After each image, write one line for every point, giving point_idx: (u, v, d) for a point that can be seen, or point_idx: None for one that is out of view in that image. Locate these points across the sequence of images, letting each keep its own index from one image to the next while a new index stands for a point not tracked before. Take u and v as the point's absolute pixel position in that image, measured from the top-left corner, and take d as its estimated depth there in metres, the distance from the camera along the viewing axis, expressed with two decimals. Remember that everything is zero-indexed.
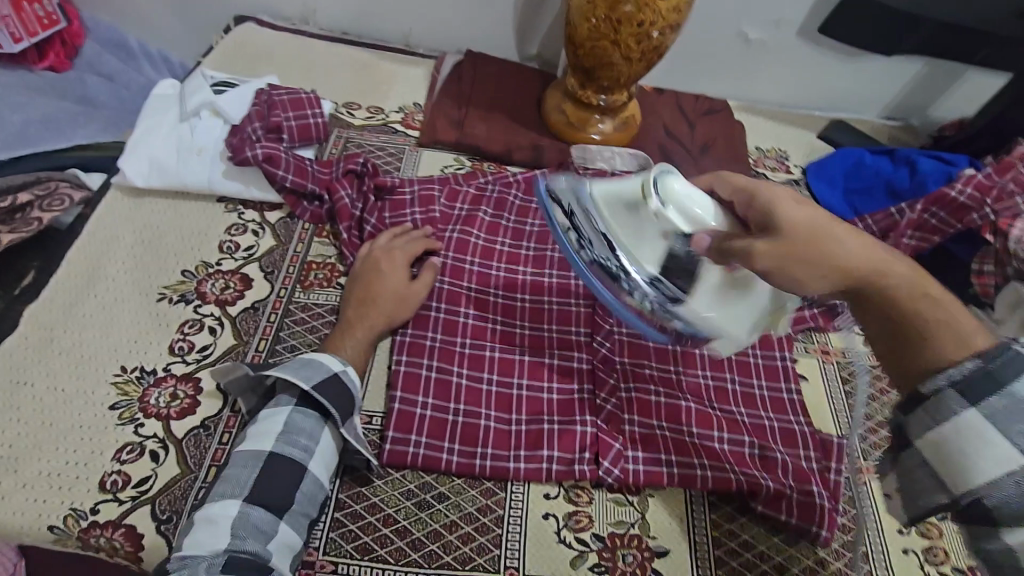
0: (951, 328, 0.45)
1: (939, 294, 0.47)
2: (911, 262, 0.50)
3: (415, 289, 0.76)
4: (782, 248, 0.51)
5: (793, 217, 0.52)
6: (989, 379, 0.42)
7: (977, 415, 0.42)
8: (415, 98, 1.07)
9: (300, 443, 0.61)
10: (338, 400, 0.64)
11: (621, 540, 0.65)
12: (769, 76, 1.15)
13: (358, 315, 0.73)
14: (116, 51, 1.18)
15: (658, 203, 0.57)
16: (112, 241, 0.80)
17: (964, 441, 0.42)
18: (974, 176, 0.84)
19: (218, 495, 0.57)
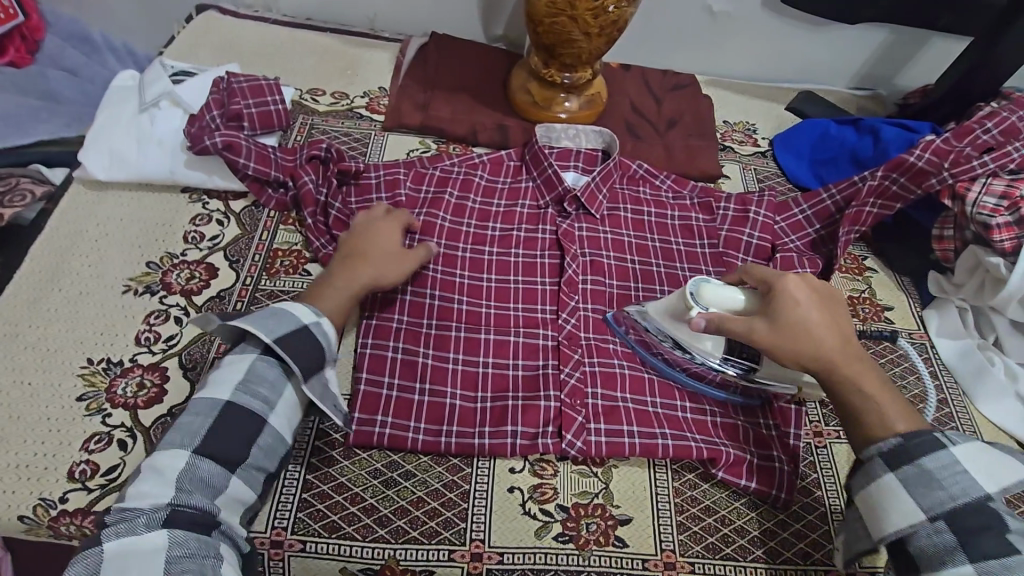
0: (888, 416, 0.58)
1: (881, 385, 0.60)
2: (865, 356, 0.62)
3: (406, 257, 0.74)
4: (784, 332, 0.61)
5: (804, 311, 0.62)
6: (904, 449, 0.55)
7: (892, 476, 0.55)
8: (381, 82, 1.07)
9: (261, 394, 0.61)
10: (304, 356, 0.63)
11: (585, 510, 0.67)
12: (736, 49, 1.15)
13: (343, 276, 0.71)
14: (79, 45, 1.16)
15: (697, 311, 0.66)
16: (75, 235, 0.80)
17: (879, 498, 0.56)
18: (932, 141, 0.84)
19: (172, 443, 0.58)
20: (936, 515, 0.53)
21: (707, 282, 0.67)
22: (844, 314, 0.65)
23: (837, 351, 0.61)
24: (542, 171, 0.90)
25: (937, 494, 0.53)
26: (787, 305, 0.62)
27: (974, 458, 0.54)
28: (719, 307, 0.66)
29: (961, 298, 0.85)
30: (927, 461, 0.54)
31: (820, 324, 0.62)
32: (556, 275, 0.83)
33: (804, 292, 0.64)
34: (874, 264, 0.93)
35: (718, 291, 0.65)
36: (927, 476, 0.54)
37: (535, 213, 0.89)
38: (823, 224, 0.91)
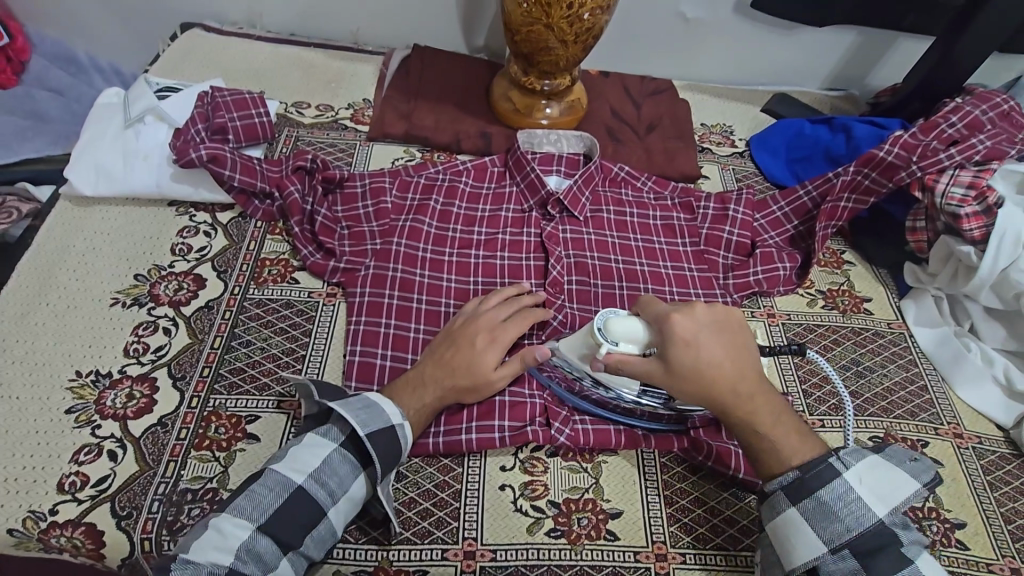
0: (787, 450, 0.59)
1: (777, 416, 0.60)
2: (765, 384, 0.61)
3: (496, 379, 0.69)
4: (681, 380, 0.59)
5: (698, 351, 0.59)
6: (801, 484, 0.58)
7: (794, 510, 0.57)
8: (365, 94, 1.09)
9: (328, 485, 0.60)
10: (380, 456, 0.62)
11: (576, 505, 0.68)
12: (710, 54, 1.19)
13: (431, 379, 0.68)
14: (64, 66, 1.18)
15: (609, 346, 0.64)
16: (63, 250, 0.81)
17: (785, 531, 0.58)
18: (899, 136, 0.87)
19: (235, 508, 0.57)
20: (838, 546, 0.56)
21: (613, 316, 0.65)
22: (743, 340, 0.62)
23: (736, 391, 0.59)
24: (524, 175, 0.91)
25: (834, 526, 0.56)
26: (679, 348, 0.60)
27: (867, 482, 0.57)
28: (626, 340, 0.63)
29: (936, 286, 0.88)
30: (823, 493, 0.57)
31: (716, 364, 0.59)
32: (542, 276, 0.84)
33: (696, 328, 0.61)
34: (852, 258, 0.96)
35: (624, 324, 0.63)
36: (825, 508, 0.56)
37: (520, 216, 0.90)
38: (801, 220, 0.93)
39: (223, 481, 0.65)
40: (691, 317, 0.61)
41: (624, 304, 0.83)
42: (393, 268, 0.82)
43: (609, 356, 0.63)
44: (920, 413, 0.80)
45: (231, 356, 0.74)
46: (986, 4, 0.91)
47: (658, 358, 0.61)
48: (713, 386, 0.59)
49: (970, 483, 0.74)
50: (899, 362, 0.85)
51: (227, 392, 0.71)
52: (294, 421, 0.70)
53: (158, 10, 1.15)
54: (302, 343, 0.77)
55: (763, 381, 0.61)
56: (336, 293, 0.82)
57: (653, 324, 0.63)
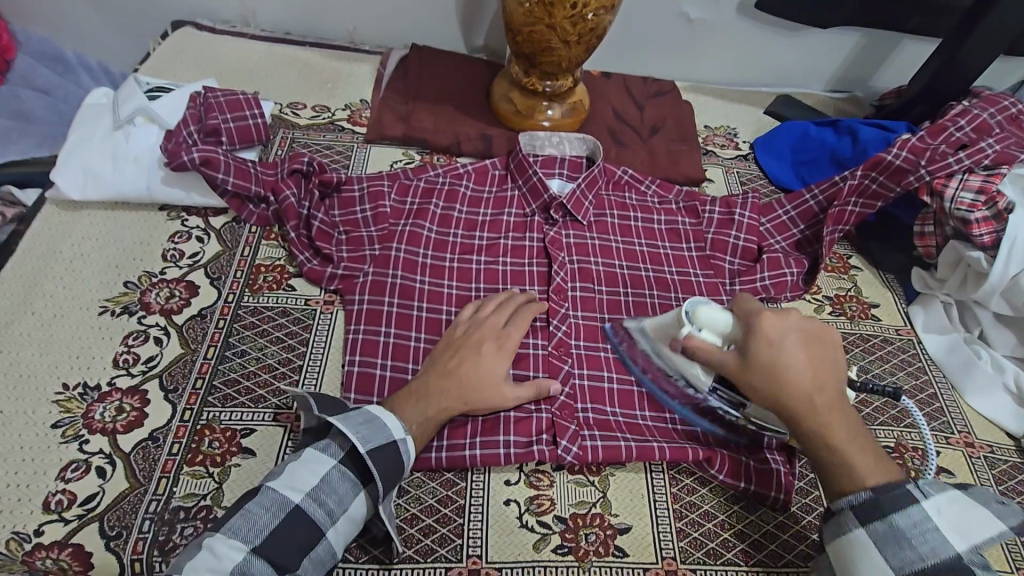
0: (860, 470, 0.58)
1: (852, 434, 0.59)
2: (843, 402, 0.61)
3: (506, 394, 0.67)
4: (758, 376, 0.61)
5: (781, 353, 0.61)
6: (874, 503, 0.55)
7: (864, 533, 0.55)
8: (362, 94, 1.06)
9: (326, 504, 0.58)
10: (384, 473, 0.60)
11: (583, 520, 0.66)
12: (713, 55, 1.17)
13: (435, 390, 0.66)
14: (52, 64, 1.14)
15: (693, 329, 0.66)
16: (49, 257, 0.78)
17: (852, 553, 0.55)
18: (908, 140, 0.86)
19: (230, 527, 0.55)
20: (909, 574, 0.53)
21: (702, 304, 0.67)
22: (829, 356, 0.63)
23: (810, 399, 0.60)
24: (526, 178, 0.89)
25: (905, 552, 0.53)
26: (762, 345, 0.62)
27: (947, 513, 0.54)
28: (710, 330, 0.65)
29: (945, 292, 0.86)
30: (897, 518, 0.54)
31: (796, 369, 0.61)
32: (544, 283, 0.82)
33: (785, 333, 0.63)
34: (859, 262, 0.95)
35: (713, 314, 0.65)
36: (898, 534, 0.54)
37: (522, 221, 0.88)
38: (808, 224, 0.92)
39: (217, 498, 0.62)
40: (782, 321, 0.63)
41: (629, 310, 0.81)
42: (393, 275, 0.79)
43: (689, 338, 0.66)
44: (930, 422, 0.79)
45: (224, 367, 0.72)
46: (994, 6, 0.90)
47: (738, 354, 0.63)
48: (788, 389, 0.60)
49: None
50: (909, 369, 0.83)
51: (221, 405, 0.69)
52: (291, 435, 0.68)
53: (147, 7, 1.12)
54: (298, 353, 0.74)
55: (842, 398, 0.61)
56: (334, 301, 0.80)
57: (740, 320, 0.65)
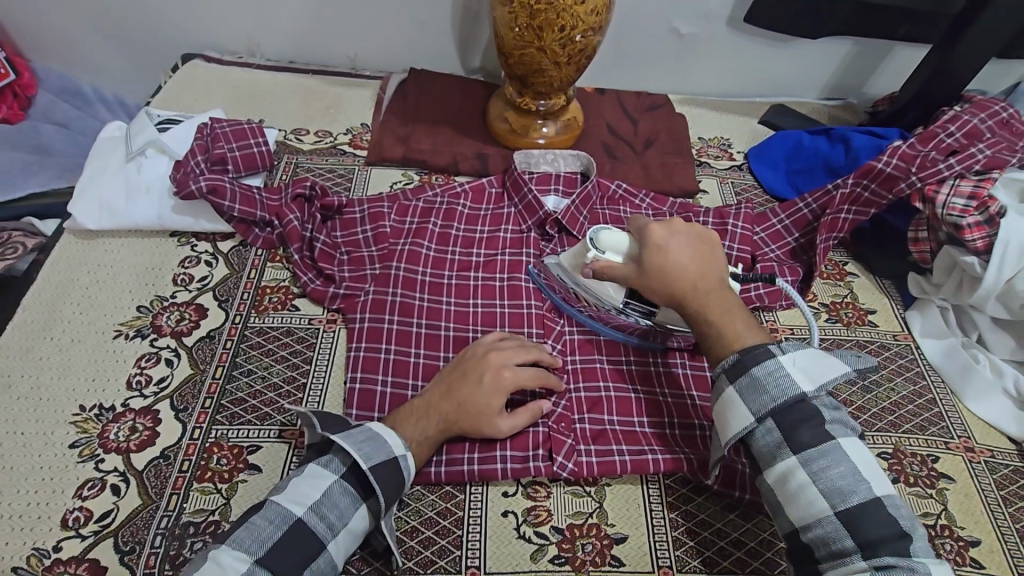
0: (735, 338, 0.64)
1: (728, 312, 0.65)
2: (722, 286, 0.68)
3: (500, 422, 0.69)
4: (649, 276, 0.69)
5: (666, 252, 0.69)
6: (740, 365, 0.61)
7: (733, 388, 0.60)
8: (362, 118, 1.10)
9: (328, 518, 0.60)
10: (384, 488, 0.62)
11: (580, 531, 0.67)
12: (705, 68, 1.19)
13: (435, 409, 0.68)
14: (70, 99, 1.21)
15: (596, 252, 0.74)
16: (67, 284, 0.82)
17: (723, 409, 0.61)
18: (897, 147, 0.87)
19: (235, 541, 0.57)
20: (764, 416, 0.58)
21: (604, 230, 0.75)
22: (710, 253, 0.70)
23: (692, 285, 0.67)
24: (522, 196, 0.91)
25: (762, 398, 0.58)
26: (650, 251, 0.70)
27: (797, 360, 0.59)
28: (612, 250, 0.74)
29: (941, 297, 0.86)
30: (756, 370, 0.59)
31: (679, 265, 0.68)
32: (540, 299, 0.84)
33: (671, 237, 0.70)
34: (855, 269, 0.96)
35: (612, 236, 0.74)
36: (755, 383, 0.59)
37: (518, 237, 0.90)
38: (802, 232, 0.93)
39: (225, 513, 0.65)
40: (668, 228, 0.71)
41: None
42: (393, 293, 0.82)
43: (596, 260, 0.74)
44: (929, 427, 0.79)
45: (232, 387, 0.74)
46: (981, 14, 0.91)
47: (635, 262, 0.72)
48: (674, 280, 0.68)
49: (984, 499, 0.73)
50: (907, 375, 0.84)
51: (228, 422, 0.71)
52: (296, 450, 0.70)
53: (158, 42, 1.17)
54: (302, 372, 0.77)
55: (722, 283, 0.68)
56: (336, 319, 0.83)
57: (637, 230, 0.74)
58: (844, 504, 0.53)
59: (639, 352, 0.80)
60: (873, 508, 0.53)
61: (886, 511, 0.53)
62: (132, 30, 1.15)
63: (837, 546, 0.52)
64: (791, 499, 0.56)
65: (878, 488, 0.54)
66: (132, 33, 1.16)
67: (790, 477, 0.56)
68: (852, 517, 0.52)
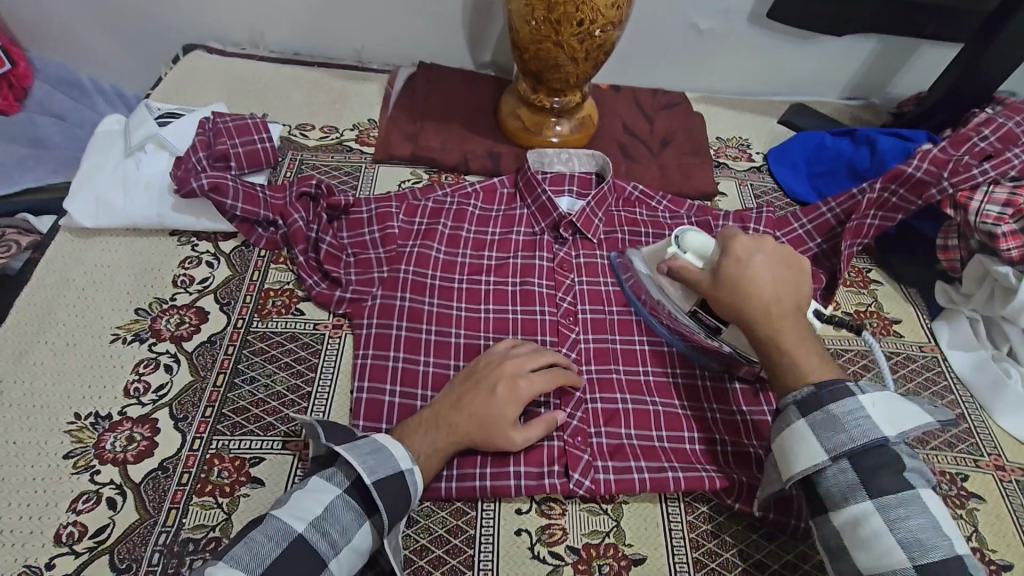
0: (805, 369, 0.60)
1: (803, 341, 0.62)
2: (801, 314, 0.64)
3: (514, 436, 0.65)
4: (724, 289, 0.66)
5: (748, 267, 0.66)
6: (815, 397, 0.57)
7: (804, 422, 0.57)
8: (370, 114, 1.06)
9: (330, 535, 0.57)
10: (389, 504, 0.59)
11: (596, 551, 0.64)
12: (724, 66, 1.15)
13: (445, 422, 0.65)
14: (68, 90, 1.17)
15: (678, 249, 0.72)
16: (62, 285, 0.79)
17: (789, 443, 0.57)
18: (929, 151, 0.83)
19: (231, 558, 0.54)
20: (840, 456, 0.55)
21: (693, 231, 0.73)
22: (796, 277, 0.67)
23: (770, 307, 0.63)
24: (535, 197, 0.88)
25: (838, 436, 0.55)
26: (731, 264, 0.67)
27: (880, 404, 0.56)
28: (694, 253, 0.71)
29: (971, 307, 0.83)
30: (834, 406, 0.56)
31: (761, 282, 0.64)
32: (553, 305, 0.81)
33: (755, 253, 0.67)
34: (879, 276, 0.92)
35: (700, 240, 0.71)
36: (833, 419, 0.56)
37: (530, 239, 0.87)
38: (825, 238, 0.89)
39: (225, 529, 0.62)
40: (753, 244, 0.68)
41: (642, 331, 0.80)
42: (401, 298, 0.79)
43: (673, 258, 0.72)
44: (958, 444, 0.76)
45: (233, 395, 0.71)
46: (1017, 12, 0.87)
47: (709, 272, 0.68)
48: (750, 296, 0.64)
49: (1016, 520, 0.70)
50: (934, 389, 0.80)
51: (230, 433, 0.68)
52: (300, 462, 0.67)
53: (158, 32, 1.13)
54: (306, 380, 0.74)
55: (800, 311, 0.64)
56: (342, 324, 0.79)
57: (720, 243, 0.70)
58: (924, 558, 0.50)
59: (657, 362, 0.77)
60: (955, 567, 0.50)
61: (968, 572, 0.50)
62: (132, 19, 1.11)
63: None
64: (860, 544, 0.53)
65: (960, 547, 0.51)
66: (132, 23, 1.12)
67: (862, 523, 0.53)
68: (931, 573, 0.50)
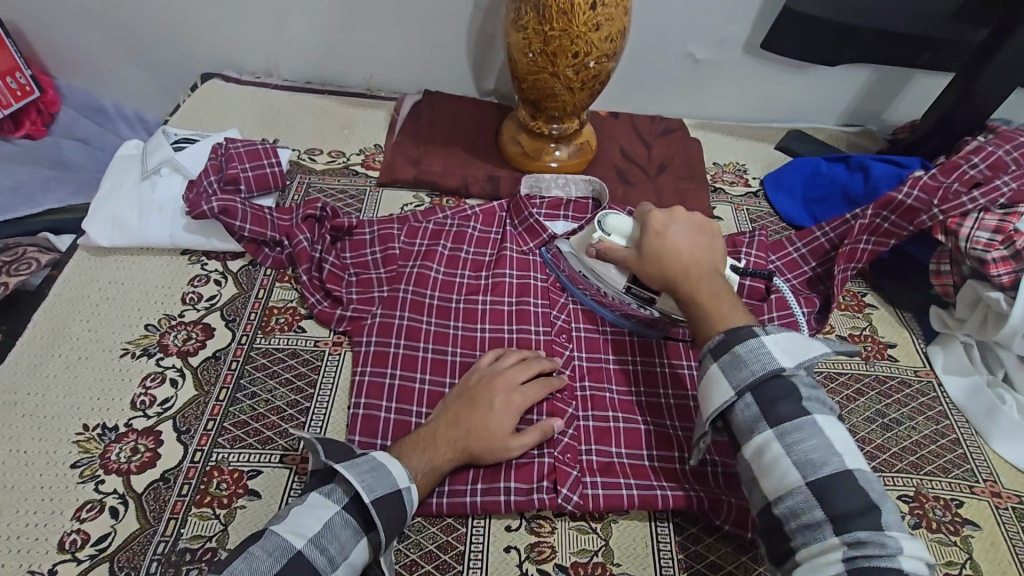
0: (718, 317, 0.65)
1: (716, 295, 0.68)
2: (716, 274, 0.70)
3: (511, 445, 0.68)
4: (647, 260, 0.73)
5: (665, 237, 0.73)
6: (727, 343, 0.60)
7: (717, 365, 0.60)
8: (376, 139, 1.10)
9: (329, 551, 0.58)
10: (385, 521, 0.60)
11: (584, 569, 0.65)
12: (721, 94, 1.18)
13: (443, 438, 0.67)
14: (93, 116, 1.24)
15: (602, 232, 0.78)
16: (77, 300, 0.83)
17: (705, 384, 0.61)
18: (919, 178, 0.85)
19: (233, 572, 0.55)
20: (743, 391, 0.58)
21: (612, 214, 0.79)
22: (708, 243, 0.74)
23: (686, 270, 0.70)
24: (524, 217, 0.90)
25: (743, 372, 0.58)
26: (650, 237, 0.74)
27: (778, 337, 0.60)
28: (616, 233, 0.77)
29: (965, 332, 0.83)
30: (739, 346, 0.59)
31: (677, 249, 0.72)
32: (548, 324, 0.83)
33: (671, 224, 0.74)
34: (874, 299, 0.93)
35: (619, 220, 0.78)
36: (737, 359, 0.59)
37: (525, 259, 0.89)
38: (819, 262, 0.91)
39: (222, 540, 0.64)
40: (670, 216, 0.75)
41: (635, 351, 0.81)
42: (399, 316, 0.81)
43: (601, 242, 0.77)
44: (952, 470, 0.75)
45: (235, 409, 0.74)
46: (1006, 44, 0.89)
47: (633, 247, 0.75)
48: (667, 263, 0.71)
49: (1011, 548, 0.69)
50: (928, 412, 0.81)
51: (230, 446, 0.71)
52: (298, 476, 0.69)
53: (179, 62, 1.19)
54: (306, 395, 0.76)
55: (716, 271, 0.71)
56: (342, 342, 0.82)
57: (638, 221, 0.77)
58: (817, 475, 0.53)
59: (649, 382, 0.78)
60: (846, 481, 0.53)
61: (859, 484, 0.53)
62: (154, 50, 1.17)
63: (807, 518, 0.53)
64: (765, 471, 0.56)
65: (850, 461, 0.54)
66: (154, 55, 1.18)
67: (765, 450, 0.56)
68: (823, 487, 0.53)
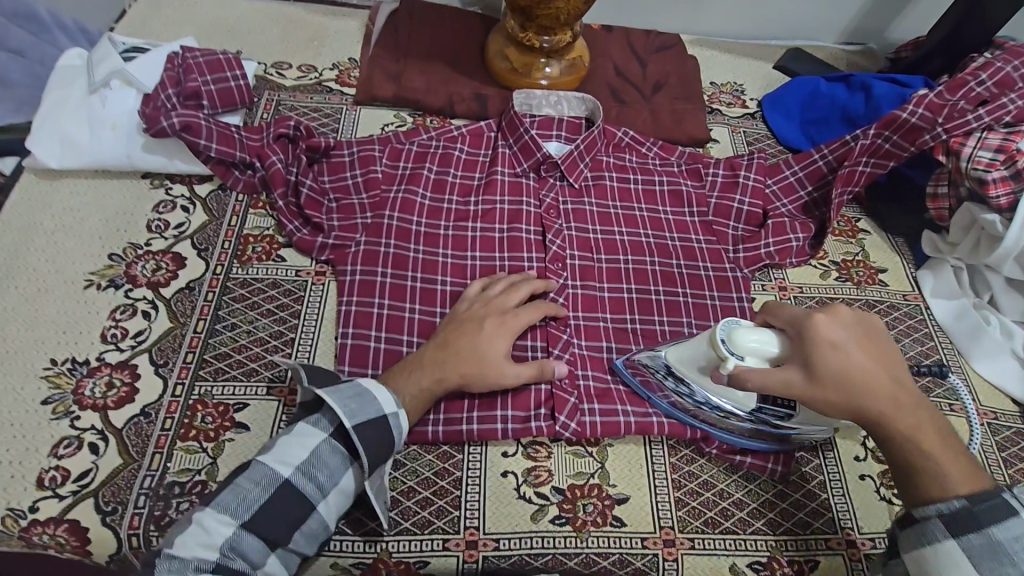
0: (950, 469, 0.54)
1: (934, 433, 0.55)
2: (922, 396, 0.57)
3: (505, 365, 0.65)
4: (831, 389, 0.55)
5: (846, 355, 0.56)
6: (968, 513, 0.51)
7: (955, 544, 0.51)
8: (350, 52, 1.01)
9: (317, 479, 0.57)
10: (372, 448, 0.59)
11: (581, 491, 0.65)
12: (720, 6, 1.11)
13: (432, 362, 0.65)
14: (24, 23, 1.04)
15: (732, 356, 0.59)
16: (30, 229, 0.76)
17: (935, 560, 0.51)
18: (926, 95, 0.82)
19: (221, 503, 0.55)
20: None
21: (740, 327, 0.59)
22: (891, 348, 0.58)
23: (890, 402, 0.55)
24: (517, 137, 0.85)
25: (1002, 567, 0.49)
26: (828, 355, 0.56)
27: None
28: (754, 355, 0.58)
29: (956, 256, 0.83)
30: (994, 529, 0.50)
31: (865, 371, 0.56)
32: (542, 251, 0.80)
33: (845, 332, 0.57)
34: (868, 226, 0.92)
35: (756, 338, 0.58)
36: (994, 546, 0.49)
37: (516, 182, 0.84)
38: (816, 186, 0.88)
39: (212, 473, 0.62)
40: (835, 320, 0.58)
41: (630, 279, 0.79)
42: (387, 245, 0.77)
43: (737, 368, 0.58)
44: (934, 389, 0.78)
45: (215, 341, 0.70)
46: None
47: (801, 365, 0.57)
48: (864, 394, 0.55)
49: (985, 461, 0.73)
50: (917, 336, 0.82)
51: (213, 378, 0.67)
52: (286, 409, 0.67)
53: None
54: (290, 326, 0.73)
55: (920, 393, 0.57)
56: (325, 271, 0.78)
57: (789, 333, 0.59)
58: None
59: (644, 310, 0.77)
60: None
61: None
62: None
63: None
64: None
65: None
66: None
67: None
68: None
